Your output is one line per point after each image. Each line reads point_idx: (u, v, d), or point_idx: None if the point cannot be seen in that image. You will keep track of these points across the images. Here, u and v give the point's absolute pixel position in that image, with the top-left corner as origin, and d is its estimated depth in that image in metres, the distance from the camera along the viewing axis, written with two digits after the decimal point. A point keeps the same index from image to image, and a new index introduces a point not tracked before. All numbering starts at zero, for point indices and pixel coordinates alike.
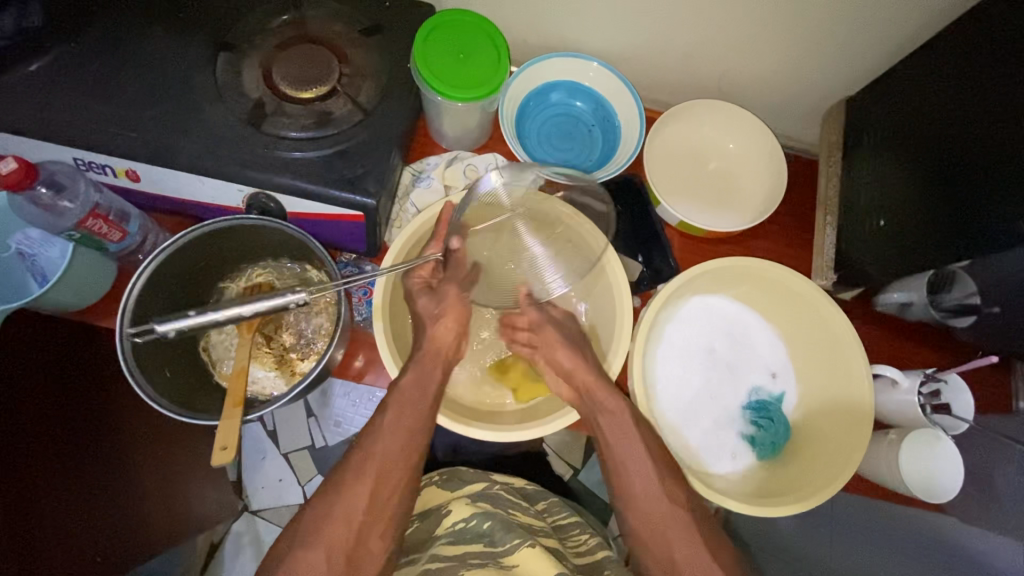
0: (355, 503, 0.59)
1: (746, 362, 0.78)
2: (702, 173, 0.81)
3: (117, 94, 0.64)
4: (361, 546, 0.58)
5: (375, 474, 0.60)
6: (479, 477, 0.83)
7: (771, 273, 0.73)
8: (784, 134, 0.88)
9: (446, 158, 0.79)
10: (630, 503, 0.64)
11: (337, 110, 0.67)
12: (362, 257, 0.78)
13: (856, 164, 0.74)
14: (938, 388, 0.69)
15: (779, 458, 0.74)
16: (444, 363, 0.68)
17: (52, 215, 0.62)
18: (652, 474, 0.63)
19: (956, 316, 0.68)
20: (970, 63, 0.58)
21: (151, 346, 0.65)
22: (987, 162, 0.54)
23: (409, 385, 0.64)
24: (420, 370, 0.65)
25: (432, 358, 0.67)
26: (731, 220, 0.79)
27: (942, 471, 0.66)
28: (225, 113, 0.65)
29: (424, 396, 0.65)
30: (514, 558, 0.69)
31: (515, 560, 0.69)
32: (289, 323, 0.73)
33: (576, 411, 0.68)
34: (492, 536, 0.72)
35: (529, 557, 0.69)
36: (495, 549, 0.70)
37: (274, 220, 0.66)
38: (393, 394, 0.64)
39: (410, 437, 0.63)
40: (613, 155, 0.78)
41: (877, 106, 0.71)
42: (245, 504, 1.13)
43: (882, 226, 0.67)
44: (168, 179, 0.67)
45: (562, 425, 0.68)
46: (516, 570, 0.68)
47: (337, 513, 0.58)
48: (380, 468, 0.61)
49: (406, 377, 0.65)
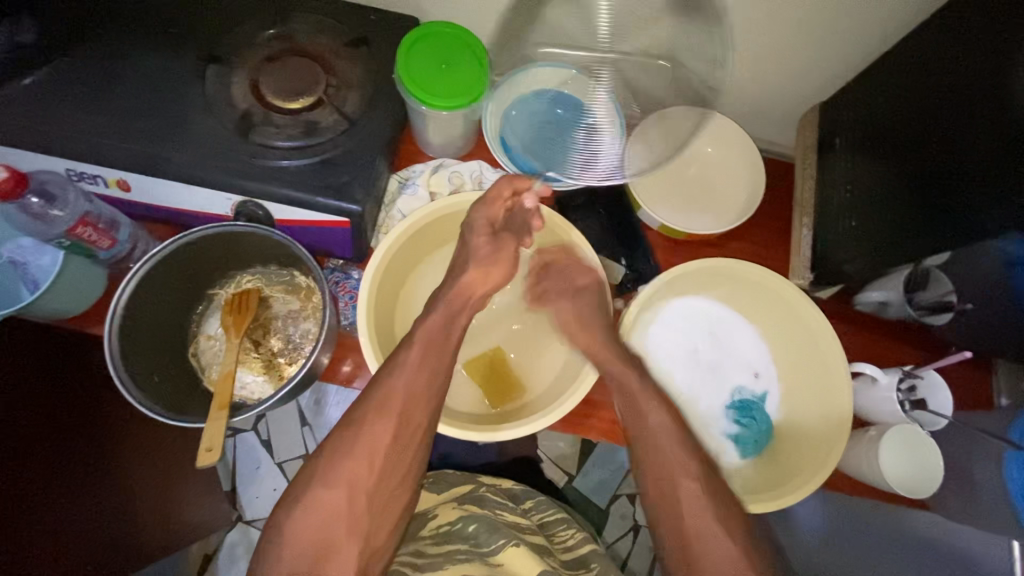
0: (378, 441, 0.60)
1: (729, 362, 0.79)
2: (683, 177, 0.83)
3: (108, 106, 0.66)
4: (380, 487, 0.59)
5: (400, 409, 0.61)
6: (464, 479, 0.87)
7: (748, 273, 0.74)
8: (763, 139, 0.90)
9: (432, 165, 0.81)
10: None
11: (323, 120, 0.69)
12: (349, 263, 0.79)
13: (829, 166, 0.76)
14: (914, 384, 0.70)
15: (764, 456, 0.75)
16: (469, 307, 0.69)
17: (41, 224, 0.63)
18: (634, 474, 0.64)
19: (932, 313, 0.70)
20: (933, 70, 0.60)
21: (140, 351, 0.66)
22: (949, 162, 0.56)
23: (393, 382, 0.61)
24: (447, 311, 0.67)
25: (461, 302, 0.68)
26: (711, 222, 0.81)
27: (923, 464, 0.68)
28: (213, 123, 0.67)
29: (452, 333, 0.66)
30: (498, 557, 0.70)
31: (498, 559, 0.70)
32: (277, 328, 0.75)
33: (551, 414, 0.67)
34: (477, 538, 0.73)
35: (513, 556, 0.71)
36: (481, 548, 0.71)
37: (260, 226, 0.67)
38: (422, 333, 0.64)
39: (434, 371, 0.63)
40: None
41: (846, 111, 0.74)
42: (239, 514, 1.13)
43: (854, 227, 0.70)
44: (158, 187, 0.68)
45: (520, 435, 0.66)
46: (501, 568, 0.69)
47: (350, 459, 0.59)
48: (404, 405, 0.61)
49: (434, 318, 0.66)
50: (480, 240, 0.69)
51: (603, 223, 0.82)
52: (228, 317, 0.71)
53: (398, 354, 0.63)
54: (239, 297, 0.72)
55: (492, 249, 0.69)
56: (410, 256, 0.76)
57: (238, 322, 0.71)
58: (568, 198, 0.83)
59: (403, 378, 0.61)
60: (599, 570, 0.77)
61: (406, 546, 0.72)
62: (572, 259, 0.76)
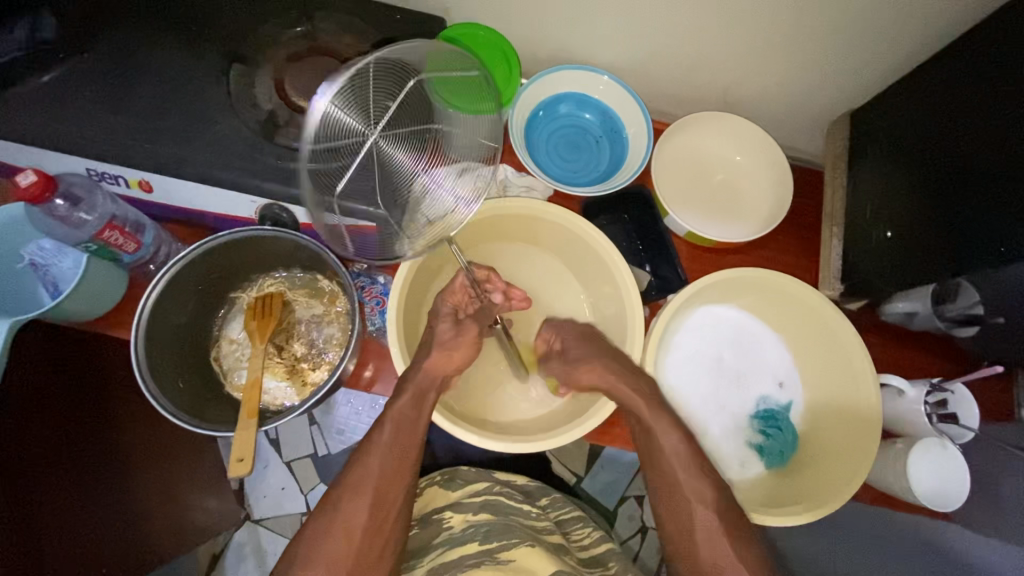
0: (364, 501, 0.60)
1: (753, 371, 0.78)
2: (709, 184, 0.82)
3: (129, 105, 0.64)
4: (362, 556, 0.58)
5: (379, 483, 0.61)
6: (478, 477, 0.86)
7: (776, 283, 0.74)
8: (789, 146, 0.89)
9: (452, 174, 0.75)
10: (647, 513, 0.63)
11: None
12: (374, 268, 0.78)
13: (862, 178, 0.75)
14: (944, 398, 0.69)
15: (789, 466, 0.74)
16: (445, 385, 0.68)
17: (69, 226, 0.64)
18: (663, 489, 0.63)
19: (960, 326, 0.70)
20: (975, 83, 0.59)
21: (164, 357, 0.65)
22: (989, 177, 0.55)
23: (412, 401, 0.65)
24: (420, 391, 0.66)
25: (429, 381, 0.67)
26: (736, 230, 0.80)
27: (949, 479, 0.68)
28: (238, 124, 0.65)
29: (422, 414, 0.65)
30: (510, 554, 0.69)
31: (510, 555, 0.69)
32: (299, 333, 0.74)
33: (568, 433, 0.67)
34: (487, 537, 0.72)
35: (525, 555, 0.69)
36: (491, 547, 0.71)
37: (287, 231, 0.66)
38: (391, 415, 0.65)
39: (406, 454, 0.64)
40: (621, 167, 0.80)
41: (882, 120, 0.73)
42: (247, 513, 1.12)
43: (889, 238, 0.69)
44: (181, 189, 0.67)
45: (503, 449, 0.67)
46: (512, 565, 0.68)
47: (335, 530, 0.59)
48: (377, 484, 0.61)
49: (402, 400, 0.65)
50: (444, 324, 0.71)
51: (628, 229, 0.83)
52: (252, 322, 0.70)
53: (372, 435, 0.65)
54: (262, 301, 0.71)
55: (459, 334, 0.70)
56: (421, 288, 0.76)
57: (263, 328, 0.69)
58: (594, 205, 0.82)
59: (376, 456, 0.63)
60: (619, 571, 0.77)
61: (428, 558, 0.73)
62: (602, 265, 0.75)
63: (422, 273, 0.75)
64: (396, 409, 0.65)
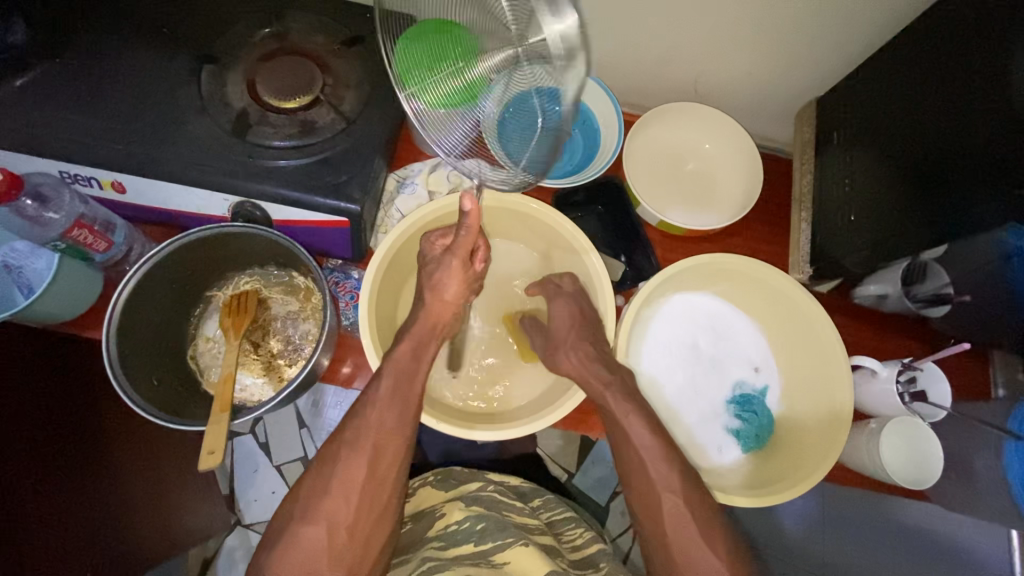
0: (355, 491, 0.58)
1: (729, 357, 0.79)
2: (681, 174, 0.83)
3: (100, 106, 0.65)
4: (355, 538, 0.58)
5: None
6: (472, 478, 0.86)
7: (748, 268, 0.74)
8: (760, 135, 0.90)
9: (430, 164, 0.80)
10: (635, 505, 0.62)
11: (320, 119, 0.68)
12: (348, 264, 0.79)
13: (828, 163, 0.76)
14: (914, 376, 0.70)
15: (766, 450, 0.75)
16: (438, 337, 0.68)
17: (37, 227, 0.63)
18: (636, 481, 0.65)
19: (930, 305, 0.70)
20: (932, 59, 0.60)
21: (138, 355, 0.65)
22: (950, 153, 0.56)
23: (404, 355, 0.65)
24: (416, 341, 0.66)
25: (428, 331, 0.68)
26: (708, 218, 0.81)
27: (920, 453, 0.69)
28: (209, 124, 0.66)
29: (419, 365, 0.65)
30: (504, 556, 0.69)
31: (506, 557, 0.69)
32: (277, 330, 0.74)
33: (563, 406, 0.68)
34: (484, 535, 0.72)
35: (519, 554, 0.69)
36: (486, 548, 0.70)
37: (258, 226, 0.66)
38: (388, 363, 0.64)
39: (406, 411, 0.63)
40: (593, 158, 0.81)
41: (845, 104, 0.74)
42: (238, 518, 1.11)
43: (854, 220, 0.70)
44: (153, 189, 0.68)
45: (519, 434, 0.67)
46: (506, 568, 0.68)
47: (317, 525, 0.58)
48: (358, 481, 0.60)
49: (400, 349, 0.65)
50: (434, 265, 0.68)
51: (603, 220, 0.83)
52: (227, 319, 0.70)
53: (371, 394, 0.62)
54: (238, 299, 0.72)
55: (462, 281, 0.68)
56: (397, 277, 0.77)
57: (238, 323, 0.70)
58: (568, 196, 0.83)
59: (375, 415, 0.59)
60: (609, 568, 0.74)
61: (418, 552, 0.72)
62: (575, 257, 0.76)
63: (404, 258, 0.75)
64: (393, 360, 0.64)
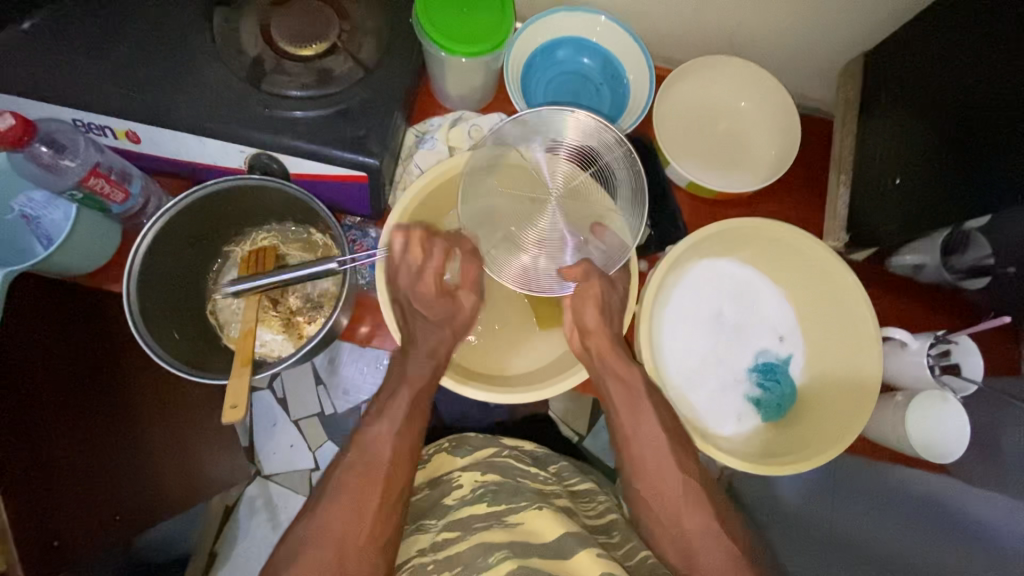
0: None
1: (754, 325, 0.77)
2: (713, 132, 0.79)
3: (110, 51, 0.63)
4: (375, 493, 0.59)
5: None
6: (487, 442, 0.78)
7: (778, 234, 0.72)
8: (799, 94, 0.85)
9: (450, 118, 0.78)
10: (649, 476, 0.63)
11: (337, 68, 0.65)
12: (366, 221, 0.77)
13: (871, 125, 0.72)
14: (948, 350, 0.68)
15: (786, 419, 0.74)
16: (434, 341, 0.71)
17: (53, 175, 0.62)
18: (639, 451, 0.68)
19: (969, 278, 0.68)
20: (1000, 7, 0.54)
21: (158, 310, 0.65)
22: (1006, 113, 0.52)
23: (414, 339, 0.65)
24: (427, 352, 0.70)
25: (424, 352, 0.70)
26: (739, 180, 0.78)
27: (948, 426, 0.67)
28: (223, 71, 0.64)
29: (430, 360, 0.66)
30: (519, 516, 0.65)
31: (520, 518, 0.65)
32: (295, 287, 0.74)
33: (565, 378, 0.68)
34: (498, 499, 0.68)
35: (535, 516, 0.65)
36: (500, 509, 0.66)
37: (275, 179, 0.65)
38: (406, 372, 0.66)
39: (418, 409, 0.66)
40: (621, 114, 0.77)
41: (897, 58, 0.68)
42: (257, 469, 1.09)
43: (898, 184, 0.66)
44: (169, 139, 0.66)
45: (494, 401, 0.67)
46: (520, 529, 0.63)
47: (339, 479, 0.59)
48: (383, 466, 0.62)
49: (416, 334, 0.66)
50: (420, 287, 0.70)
51: None
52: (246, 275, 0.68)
53: None
54: (256, 254, 0.70)
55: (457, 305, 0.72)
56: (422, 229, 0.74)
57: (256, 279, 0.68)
58: None
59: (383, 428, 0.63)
60: (623, 539, 0.67)
61: (439, 519, 0.68)
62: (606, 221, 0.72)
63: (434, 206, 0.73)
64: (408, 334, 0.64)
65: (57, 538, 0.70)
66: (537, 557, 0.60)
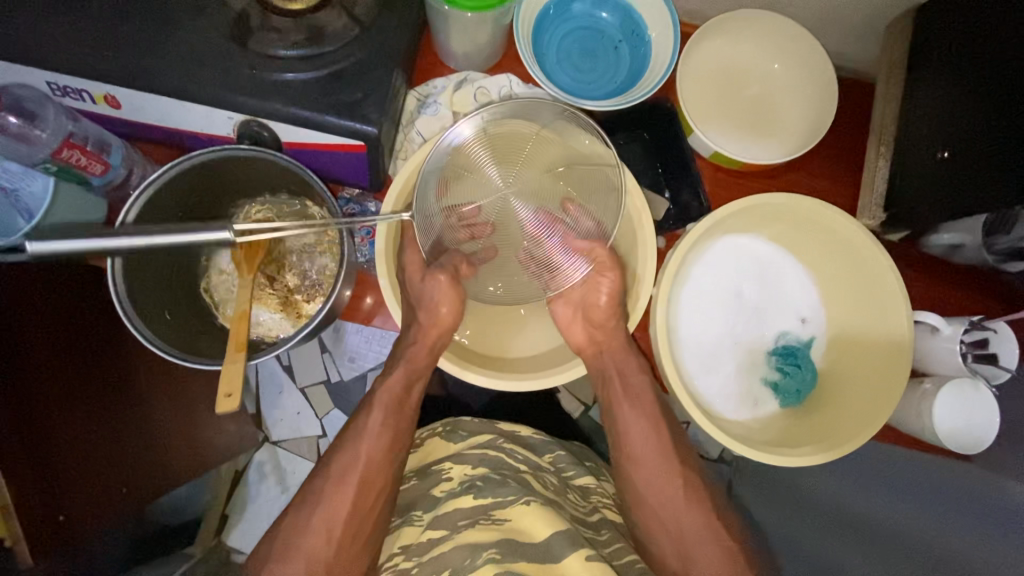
0: None
1: (776, 306, 0.73)
2: (739, 97, 0.73)
3: (80, 5, 0.57)
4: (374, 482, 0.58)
5: None
6: (484, 427, 0.74)
7: (808, 210, 0.67)
8: (837, 55, 0.78)
9: (456, 80, 0.72)
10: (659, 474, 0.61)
11: (330, 23, 0.58)
12: (365, 194, 0.73)
13: (917, 91, 0.65)
14: (985, 337, 0.64)
15: (805, 406, 0.71)
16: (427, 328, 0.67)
17: (23, 145, 0.58)
18: (647, 435, 0.66)
19: (1011, 259, 0.63)
20: None
21: (148, 291, 0.63)
22: None
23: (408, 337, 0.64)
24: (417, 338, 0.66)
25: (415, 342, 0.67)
26: (767, 149, 0.72)
27: (978, 420, 0.64)
28: (205, 28, 0.58)
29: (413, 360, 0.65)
30: (505, 514, 0.61)
31: (507, 515, 0.61)
32: (292, 264, 0.70)
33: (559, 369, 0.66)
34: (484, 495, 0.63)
35: (523, 516, 0.60)
36: (485, 505, 0.62)
37: (267, 150, 0.60)
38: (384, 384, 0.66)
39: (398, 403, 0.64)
40: (641, 76, 0.69)
41: (957, 12, 0.61)
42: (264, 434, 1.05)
43: (945, 158, 0.59)
44: (150, 104, 0.61)
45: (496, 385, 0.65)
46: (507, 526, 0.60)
47: None
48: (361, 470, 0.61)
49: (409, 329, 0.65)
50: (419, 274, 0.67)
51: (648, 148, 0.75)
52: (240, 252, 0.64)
53: None
54: None
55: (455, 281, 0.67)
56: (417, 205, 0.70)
57: (251, 259, 0.64)
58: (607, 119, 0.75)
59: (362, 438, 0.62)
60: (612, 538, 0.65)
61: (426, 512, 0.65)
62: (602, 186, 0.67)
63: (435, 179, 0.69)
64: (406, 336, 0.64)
65: (63, 513, 0.67)
66: (525, 559, 0.57)
